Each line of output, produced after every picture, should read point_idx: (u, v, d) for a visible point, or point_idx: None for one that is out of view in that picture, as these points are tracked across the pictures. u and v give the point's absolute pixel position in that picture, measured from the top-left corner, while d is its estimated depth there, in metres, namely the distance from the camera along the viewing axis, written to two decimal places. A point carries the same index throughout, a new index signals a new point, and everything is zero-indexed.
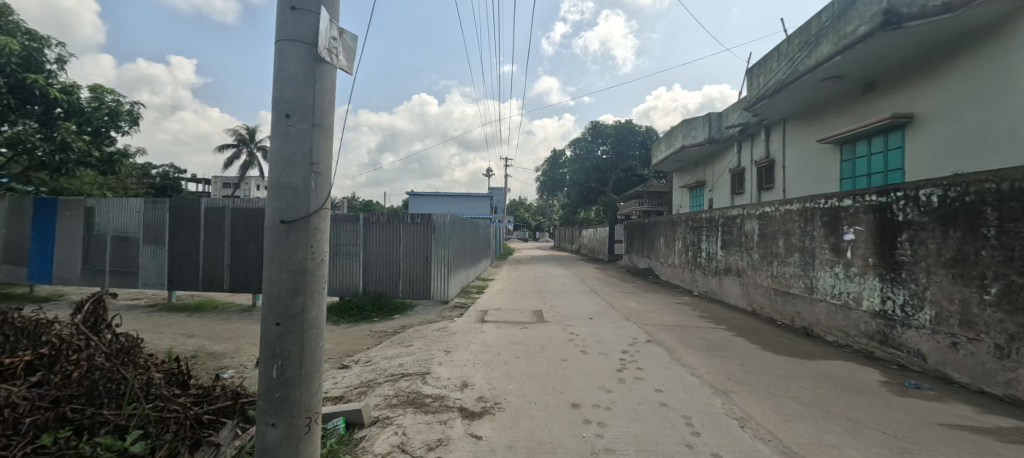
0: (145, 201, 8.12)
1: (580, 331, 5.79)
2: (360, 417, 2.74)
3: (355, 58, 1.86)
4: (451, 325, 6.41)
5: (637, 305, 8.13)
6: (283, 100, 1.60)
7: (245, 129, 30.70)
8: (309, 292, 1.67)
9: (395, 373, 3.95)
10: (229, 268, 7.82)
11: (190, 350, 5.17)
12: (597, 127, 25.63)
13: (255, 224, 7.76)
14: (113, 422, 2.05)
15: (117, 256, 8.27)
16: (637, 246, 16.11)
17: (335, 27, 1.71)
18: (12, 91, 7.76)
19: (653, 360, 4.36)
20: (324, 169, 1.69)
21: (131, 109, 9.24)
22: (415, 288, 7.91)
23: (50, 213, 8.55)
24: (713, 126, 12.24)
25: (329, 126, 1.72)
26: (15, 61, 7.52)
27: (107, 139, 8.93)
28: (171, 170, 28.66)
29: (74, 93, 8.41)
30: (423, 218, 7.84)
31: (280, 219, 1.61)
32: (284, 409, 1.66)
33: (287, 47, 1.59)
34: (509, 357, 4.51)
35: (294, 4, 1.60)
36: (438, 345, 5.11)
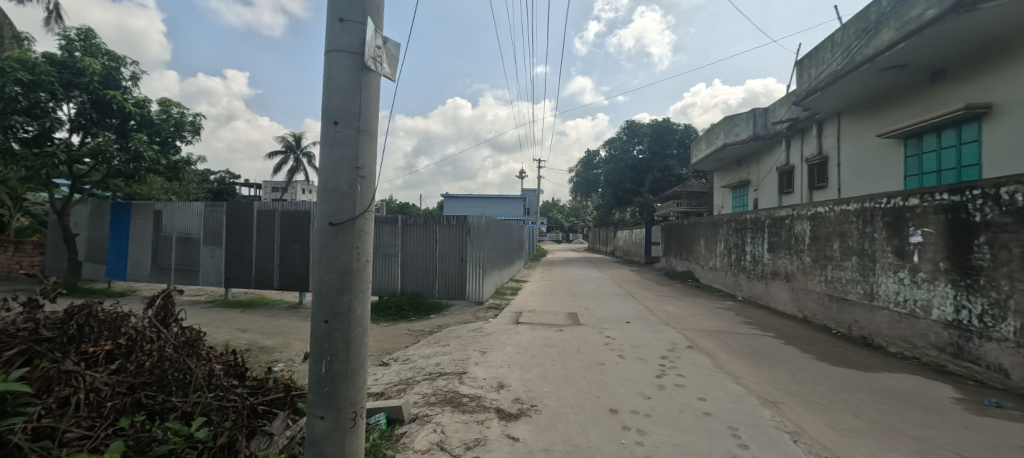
0: (205, 204, 8.83)
1: (616, 335, 5.67)
2: (400, 413, 2.83)
3: (398, 64, 1.93)
4: (485, 325, 6.48)
5: (675, 310, 7.85)
6: (331, 108, 1.70)
7: (292, 136, 32.55)
8: (355, 291, 1.75)
9: (432, 372, 4.05)
10: (278, 268, 8.33)
11: (244, 343, 5.55)
12: (633, 126, 25.04)
13: (302, 226, 8.23)
14: (180, 409, 2.23)
15: (182, 256, 9.02)
16: (675, 248, 15.57)
17: (380, 36, 1.78)
18: (95, 107, 8.80)
19: (695, 367, 4.19)
20: (369, 173, 1.77)
21: (194, 120, 10.10)
22: (450, 288, 8.07)
23: (125, 216, 9.47)
24: (758, 122, 11.62)
25: (373, 132, 1.80)
26: (96, 79, 8.53)
27: (173, 148, 9.80)
28: (227, 176, 30.87)
29: (146, 107, 9.32)
30: (458, 220, 8.01)
31: (329, 221, 1.70)
32: (331, 403, 1.75)
33: (336, 58, 1.68)
34: (544, 359, 4.49)
35: (342, 16, 1.70)
36: (473, 345, 5.18)
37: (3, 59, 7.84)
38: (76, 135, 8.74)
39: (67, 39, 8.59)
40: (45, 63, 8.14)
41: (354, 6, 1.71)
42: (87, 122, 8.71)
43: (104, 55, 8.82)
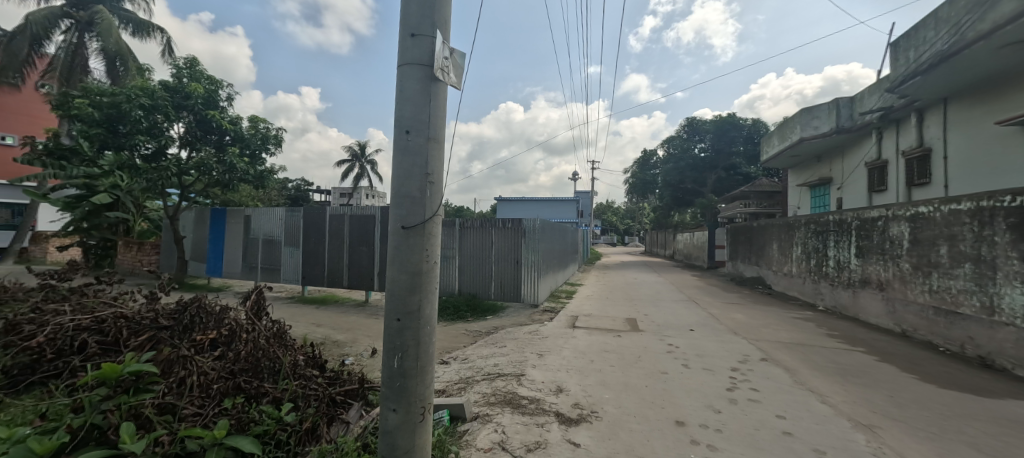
0: (286, 209, 9.72)
1: (680, 343, 5.40)
2: (462, 411, 2.90)
3: (464, 73, 2.00)
4: (541, 328, 6.47)
5: (745, 319, 7.30)
6: (404, 118, 1.80)
7: (358, 145, 34.87)
8: (425, 291, 1.84)
9: (491, 372, 4.12)
10: (347, 268, 8.95)
11: (320, 337, 6.04)
12: (694, 123, 23.57)
13: (369, 228, 8.77)
14: (272, 394, 2.47)
15: (267, 256, 10.00)
16: (744, 252, 14.49)
17: (447, 47, 1.86)
18: (199, 125, 10.07)
19: (770, 381, 3.87)
20: (437, 179, 1.86)
21: (277, 133, 11.20)
22: (505, 291, 8.15)
23: (222, 220, 10.71)
24: (842, 114, 10.50)
25: (441, 139, 1.88)
26: (200, 102, 9.77)
27: (261, 159, 10.99)
28: (303, 183, 33.70)
29: (239, 124, 10.49)
30: (514, 222, 8.05)
31: (401, 225, 1.80)
32: (402, 397, 1.84)
33: (407, 70, 1.79)
34: (603, 365, 4.39)
35: (413, 31, 1.80)
36: (530, 347, 5.20)
37: (130, 88, 9.30)
38: (184, 151, 10.06)
39: (178, 67, 9.92)
40: (161, 89, 9.50)
41: (425, 20, 1.81)
42: (193, 138, 10.04)
43: (207, 80, 10.08)
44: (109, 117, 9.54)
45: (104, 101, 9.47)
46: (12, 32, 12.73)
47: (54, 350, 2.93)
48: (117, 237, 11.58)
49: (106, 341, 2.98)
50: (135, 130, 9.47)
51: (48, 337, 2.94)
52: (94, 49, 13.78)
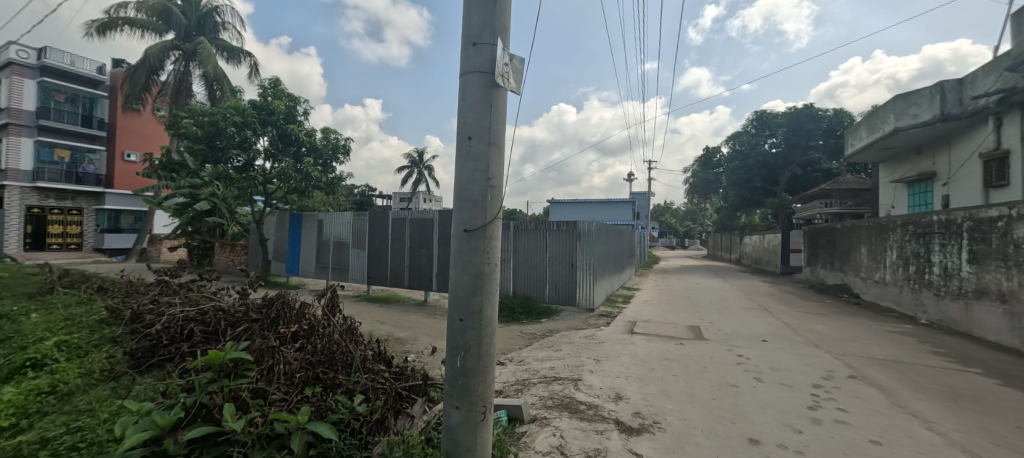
0: (353, 214, 10.42)
1: (751, 355, 5.02)
2: (520, 413, 2.91)
3: (523, 78, 2.03)
4: (597, 333, 6.34)
5: (827, 331, 6.62)
6: (465, 125, 1.87)
7: (416, 153, 36.49)
8: (486, 293, 1.88)
9: (547, 375, 4.11)
10: (408, 268, 9.39)
11: (384, 334, 6.40)
12: (763, 117, 21.62)
13: (427, 232, 9.13)
14: (345, 385, 2.66)
15: (337, 257, 10.78)
16: (824, 256, 13.16)
17: (507, 54, 1.90)
18: (281, 138, 11.15)
19: (861, 402, 3.46)
20: (498, 183, 1.90)
21: (345, 143, 12.10)
22: (560, 294, 8.08)
23: (299, 224, 11.73)
24: (947, 99, 9.18)
25: (501, 144, 1.92)
26: (281, 117, 10.82)
27: (332, 168, 11.93)
28: (367, 189, 35.91)
29: (313, 136, 11.46)
30: (568, 225, 7.98)
31: (464, 228, 1.87)
32: (464, 395, 1.90)
33: (469, 79, 1.86)
34: (664, 374, 4.20)
35: (475, 40, 1.86)
36: (587, 352, 5.11)
37: (226, 108, 10.56)
38: (269, 161, 11.19)
39: (264, 87, 11.05)
40: (251, 108, 10.67)
41: (486, 29, 1.86)
42: (276, 151, 11.15)
43: (287, 98, 11.12)
44: (209, 134, 10.89)
45: (205, 120, 10.81)
46: (135, 65, 14.97)
47: (168, 337, 3.39)
48: (213, 240, 12.92)
49: (208, 330, 3.38)
50: (230, 145, 10.72)
51: (164, 326, 3.41)
52: (196, 76, 15.76)
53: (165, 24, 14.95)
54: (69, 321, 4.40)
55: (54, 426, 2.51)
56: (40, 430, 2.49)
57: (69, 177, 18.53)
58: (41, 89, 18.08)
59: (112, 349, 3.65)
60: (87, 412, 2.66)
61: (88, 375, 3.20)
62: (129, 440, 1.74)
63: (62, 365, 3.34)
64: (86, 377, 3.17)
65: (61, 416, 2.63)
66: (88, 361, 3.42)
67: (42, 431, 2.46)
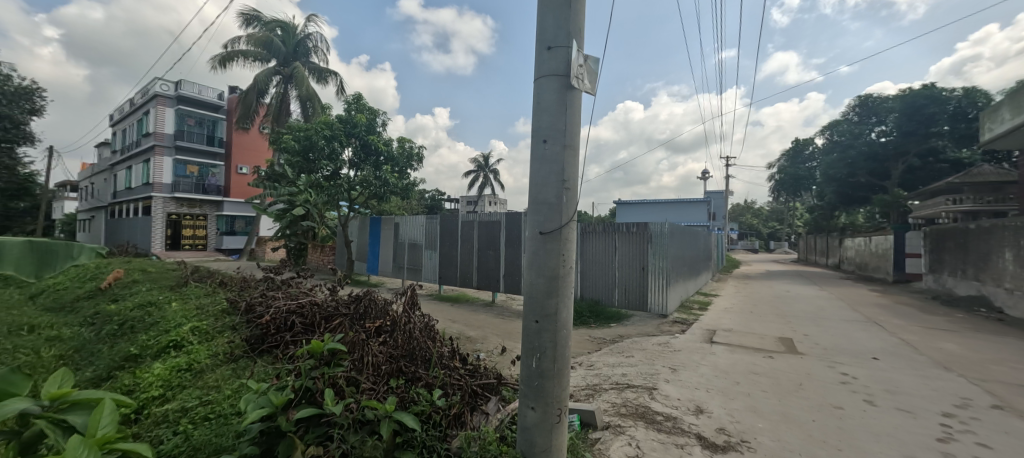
0: (426, 217, 10.98)
1: (859, 374, 4.42)
2: (594, 418, 2.84)
3: (597, 78, 2.01)
4: (672, 341, 6.02)
5: (959, 350, 5.60)
6: (541, 128, 1.89)
7: (482, 157, 37.59)
8: (561, 295, 1.89)
9: (619, 382, 3.98)
10: (476, 270, 9.69)
11: (455, 332, 6.66)
12: (869, 102, 18.96)
13: (495, 233, 9.35)
14: (426, 379, 2.81)
15: (411, 257, 11.44)
16: (952, 262, 11.18)
17: (581, 56, 1.89)
18: (363, 149, 12.30)
19: (1010, 438, 2.88)
20: (573, 185, 1.89)
21: (418, 151, 13.02)
22: (631, 299, 7.76)
23: (378, 227, 12.63)
24: None
25: (577, 145, 1.91)
26: (363, 129, 12.05)
27: (407, 174, 12.88)
28: (437, 193, 37.68)
29: (390, 145, 12.45)
30: (639, 227, 7.64)
31: (540, 230, 1.89)
32: (540, 396, 1.91)
33: (545, 82, 1.88)
34: (752, 389, 3.86)
35: (550, 45, 1.87)
36: (662, 360, 4.86)
37: (319, 123, 11.94)
38: (352, 169, 12.35)
39: (348, 103, 12.21)
40: (338, 122, 11.94)
41: (560, 32, 1.87)
42: (359, 160, 12.29)
43: (368, 111, 12.21)
44: (304, 147, 12.26)
45: (301, 135, 12.20)
46: (246, 90, 17.29)
47: (275, 327, 3.85)
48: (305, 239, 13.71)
49: (307, 322, 3.79)
50: (321, 156, 12.12)
51: (272, 316, 3.88)
52: (294, 96, 17.79)
53: (268, 52, 17.01)
54: (200, 310, 5.19)
55: (191, 398, 2.98)
56: (182, 401, 2.97)
57: (198, 188, 22.05)
58: (177, 115, 21.48)
59: (231, 334, 4.24)
60: (215, 388, 3.11)
61: (215, 355, 3.74)
62: (252, 415, 2.00)
63: (195, 347, 3.94)
64: (213, 357, 3.71)
65: (197, 389, 3.11)
66: (215, 344, 4.01)
67: (183, 402, 2.94)
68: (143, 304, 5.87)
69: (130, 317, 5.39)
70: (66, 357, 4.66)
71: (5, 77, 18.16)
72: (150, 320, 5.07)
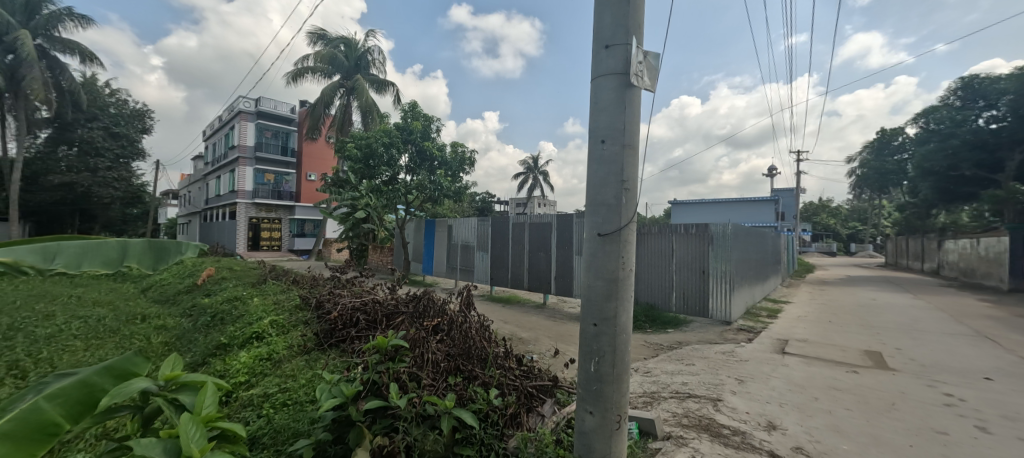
0: (478, 219, 11.20)
1: (967, 396, 3.86)
2: (654, 427, 2.74)
3: (658, 74, 1.94)
4: (737, 349, 5.64)
5: None
6: (599, 128, 1.87)
7: (532, 159, 37.64)
8: (620, 298, 1.84)
9: (680, 391, 3.80)
10: (527, 272, 9.73)
11: (508, 333, 6.73)
12: (973, 84, 16.51)
13: (545, 235, 9.33)
14: (482, 378, 2.86)
15: (464, 258, 11.71)
16: None
17: (641, 52, 1.84)
18: (419, 155, 12.94)
19: None
20: (632, 185, 1.84)
21: (470, 155, 13.46)
22: (689, 304, 7.37)
23: (432, 229, 13.09)
24: None
25: (636, 145, 1.86)
26: (418, 135, 12.69)
27: (459, 178, 13.40)
28: (488, 195, 38.27)
29: (444, 150, 12.97)
30: (698, 227, 7.28)
31: (598, 232, 1.86)
32: (599, 400, 1.88)
33: (603, 82, 1.85)
34: (832, 406, 3.51)
35: (607, 43, 1.84)
36: (726, 370, 4.57)
37: (379, 131, 12.73)
38: (408, 174, 13.02)
39: (404, 111, 12.88)
40: (396, 130, 12.66)
41: (619, 30, 1.83)
42: (415, 165, 12.93)
43: (423, 117, 12.80)
44: (365, 155, 13.06)
45: (363, 143, 13.01)
46: (314, 103, 18.66)
47: (342, 322, 4.13)
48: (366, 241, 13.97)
49: (371, 319, 4.02)
50: (380, 163, 12.88)
51: (340, 313, 4.15)
52: (355, 107, 18.94)
53: (333, 67, 18.30)
54: (277, 305, 5.69)
55: (272, 385, 3.28)
56: (264, 387, 3.28)
57: (274, 194, 24.18)
58: (257, 129, 23.76)
59: (304, 328, 4.60)
60: (292, 377, 3.39)
61: (291, 347, 4.08)
62: (326, 403, 2.17)
63: (274, 339, 4.33)
64: (290, 348, 4.05)
65: (277, 377, 3.42)
66: (290, 336, 4.38)
67: (266, 388, 3.24)
68: (231, 298, 6.54)
69: (220, 310, 6.04)
70: (170, 343, 5.33)
71: (123, 102, 21.28)
72: (236, 313, 5.65)
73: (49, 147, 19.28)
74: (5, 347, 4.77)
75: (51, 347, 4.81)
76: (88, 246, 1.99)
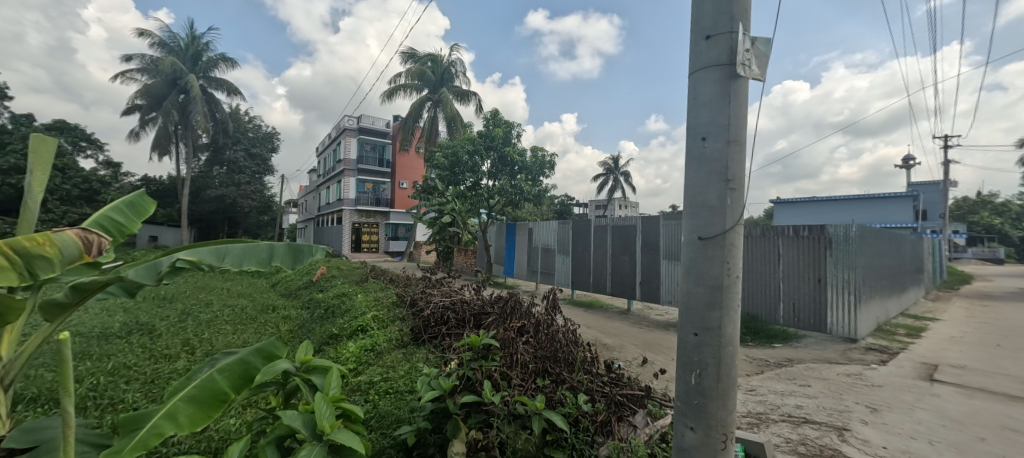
0: (559, 222, 11.18)
1: None
2: (763, 453, 2.47)
3: (769, 61, 1.75)
4: (866, 372, 4.84)
5: None
6: (699, 125, 1.76)
7: (612, 159, 36.47)
8: (726, 307, 1.70)
9: (794, 415, 3.38)
10: (610, 276, 9.42)
11: (591, 338, 6.60)
12: None
13: (630, 238, 8.97)
14: (570, 381, 2.83)
15: (545, 262, 11.73)
16: None
17: (748, 39, 1.69)
18: (501, 161, 13.58)
19: None
20: (739, 185, 1.70)
21: (550, 158, 13.62)
22: (801, 317, 6.51)
23: (513, 232, 13.35)
24: None
25: (743, 141, 1.71)
26: (499, 142, 13.35)
27: (539, 181, 13.70)
28: (567, 198, 37.91)
29: (524, 155, 13.41)
30: (812, 230, 6.39)
31: (698, 236, 1.75)
32: (701, 417, 1.75)
33: (702, 75, 1.74)
34: (1008, 450, 2.83)
35: (709, 33, 1.74)
36: (852, 395, 3.95)
37: (464, 140, 13.55)
38: (491, 179, 13.61)
39: (487, 119, 13.48)
40: (480, 138, 13.46)
41: (722, 17, 1.71)
42: (497, 171, 13.57)
43: (504, 124, 13.31)
44: (450, 163, 13.89)
45: (449, 152, 13.85)
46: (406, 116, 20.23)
47: (435, 320, 4.41)
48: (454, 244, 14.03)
49: (461, 318, 4.23)
50: (465, 170, 13.71)
51: (432, 310, 4.44)
52: (441, 118, 20.18)
53: (421, 82, 19.72)
54: (377, 302, 6.29)
55: (376, 375, 3.62)
56: (370, 375, 3.64)
57: (374, 201, 26.74)
58: (359, 143, 26.55)
59: (401, 323, 5.00)
60: (392, 368, 3.71)
61: (390, 340, 4.48)
62: (427, 394, 2.34)
63: (376, 332, 4.79)
64: (389, 341, 4.45)
65: (380, 367, 3.77)
66: (389, 330, 4.80)
67: (371, 376, 3.59)
68: (340, 293, 7.38)
69: (332, 304, 6.85)
70: (294, 331, 6.20)
71: (258, 127, 25.26)
72: (344, 307, 6.37)
73: (207, 167, 23.86)
74: (181, 328, 5.97)
75: (209, 330, 5.90)
76: (247, 247, 2.39)
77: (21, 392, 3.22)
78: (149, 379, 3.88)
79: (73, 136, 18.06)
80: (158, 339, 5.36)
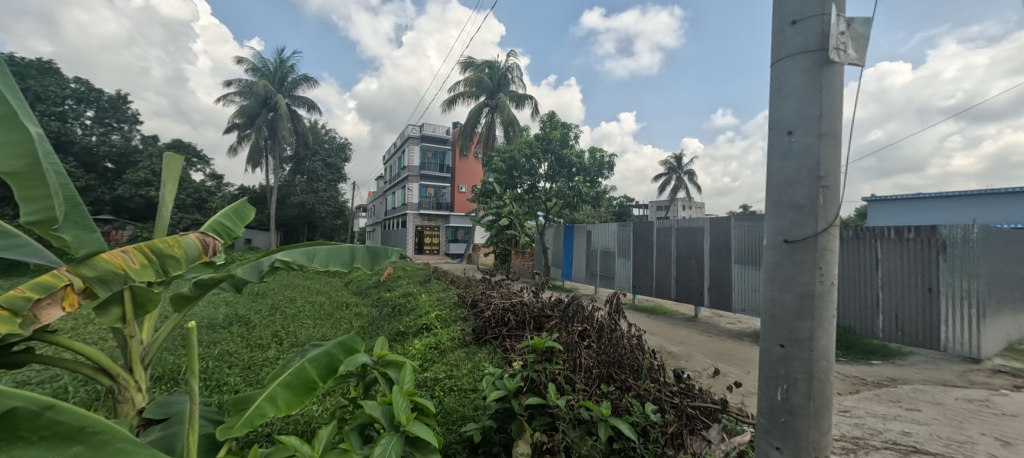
0: (618, 225, 10.87)
1: None
2: None
3: (868, 44, 1.56)
4: (994, 398, 4.12)
5: None
6: (784, 118, 1.62)
7: (674, 158, 34.66)
8: (819, 318, 1.54)
9: (902, 443, 2.95)
10: (674, 281, 8.95)
11: (655, 346, 6.31)
12: None
13: (697, 241, 8.46)
14: (637, 389, 2.72)
15: (604, 265, 11.44)
16: None
17: (842, 20, 1.52)
18: (558, 163, 13.50)
19: None
20: (833, 183, 1.54)
21: (608, 158, 13.28)
22: (907, 331, 5.71)
23: (570, 235, 13.19)
24: None
25: (839, 133, 1.54)
26: (557, 144, 13.28)
27: (598, 183, 13.40)
28: (626, 199, 36.68)
29: (582, 156, 13.20)
30: (920, 232, 5.60)
31: (783, 238, 1.60)
32: (789, 436, 1.60)
33: (788, 64, 1.61)
34: None
35: (795, 18, 1.60)
36: (974, 425, 3.40)
37: (521, 143, 13.67)
38: (548, 181, 13.58)
39: (544, 122, 13.48)
40: (537, 140, 13.50)
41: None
42: (554, 173, 13.51)
43: (561, 126, 13.23)
44: (508, 166, 14.08)
45: (506, 156, 14.06)
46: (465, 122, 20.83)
47: (496, 320, 4.49)
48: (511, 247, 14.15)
49: (521, 320, 4.27)
50: (522, 173, 13.82)
51: (493, 311, 4.53)
52: (498, 122, 20.52)
53: (479, 89, 20.25)
54: (440, 302, 6.55)
55: (440, 371, 3.77)
56: (435, 371, 3.80)
57: (436, 205, 27.85)
58: (422, 150, 27.84)
59: (462, 323, 5.16)
60: (456, 366, 3.85)
61: (453, 339, 4.64)
62: (492, 393, 2.38)
63: (440, 331, 4.99)
64: (452, 340, 4.62)
65: (444, 364, 3.93)
66: (451, 329, 4.98)
67: (437, 373, 3.74)
68: (405, 293, 7.79)
69: (399, 303, 7.25)
70: (365, 327, 6.65)
71: (333, 138, 27.47)
72: (409, 306, 6.72)
73: (291, 177, 26.39)
74: (270, 321, 6.67)
75: (294, 324, 6.52)
76: (333, 249, 2.60)
77: (151, 371, 3.78)
78: (247, 365, 4.37)
79: (187, 153, 20.96)
80: (253, 330, 6.03)
